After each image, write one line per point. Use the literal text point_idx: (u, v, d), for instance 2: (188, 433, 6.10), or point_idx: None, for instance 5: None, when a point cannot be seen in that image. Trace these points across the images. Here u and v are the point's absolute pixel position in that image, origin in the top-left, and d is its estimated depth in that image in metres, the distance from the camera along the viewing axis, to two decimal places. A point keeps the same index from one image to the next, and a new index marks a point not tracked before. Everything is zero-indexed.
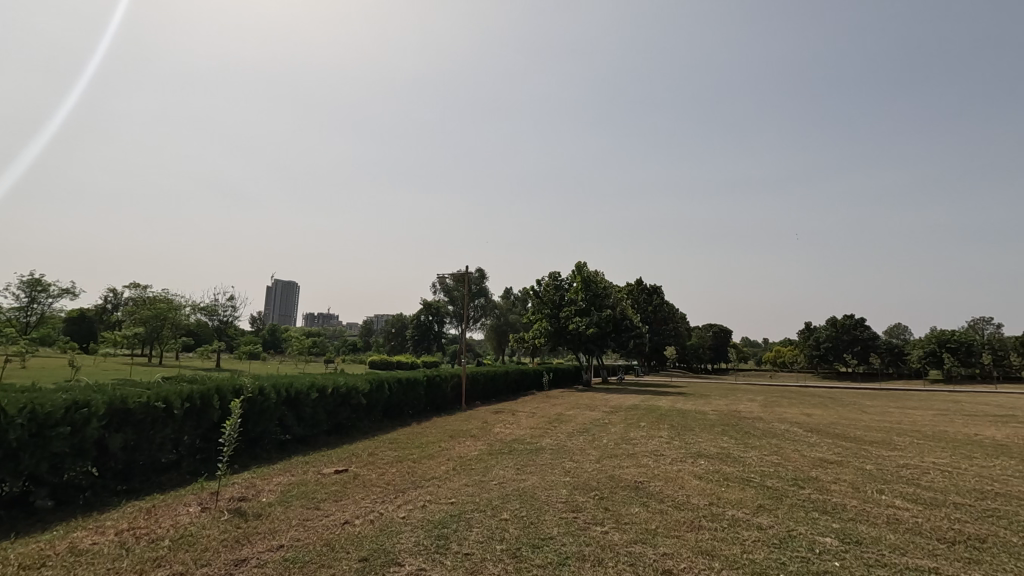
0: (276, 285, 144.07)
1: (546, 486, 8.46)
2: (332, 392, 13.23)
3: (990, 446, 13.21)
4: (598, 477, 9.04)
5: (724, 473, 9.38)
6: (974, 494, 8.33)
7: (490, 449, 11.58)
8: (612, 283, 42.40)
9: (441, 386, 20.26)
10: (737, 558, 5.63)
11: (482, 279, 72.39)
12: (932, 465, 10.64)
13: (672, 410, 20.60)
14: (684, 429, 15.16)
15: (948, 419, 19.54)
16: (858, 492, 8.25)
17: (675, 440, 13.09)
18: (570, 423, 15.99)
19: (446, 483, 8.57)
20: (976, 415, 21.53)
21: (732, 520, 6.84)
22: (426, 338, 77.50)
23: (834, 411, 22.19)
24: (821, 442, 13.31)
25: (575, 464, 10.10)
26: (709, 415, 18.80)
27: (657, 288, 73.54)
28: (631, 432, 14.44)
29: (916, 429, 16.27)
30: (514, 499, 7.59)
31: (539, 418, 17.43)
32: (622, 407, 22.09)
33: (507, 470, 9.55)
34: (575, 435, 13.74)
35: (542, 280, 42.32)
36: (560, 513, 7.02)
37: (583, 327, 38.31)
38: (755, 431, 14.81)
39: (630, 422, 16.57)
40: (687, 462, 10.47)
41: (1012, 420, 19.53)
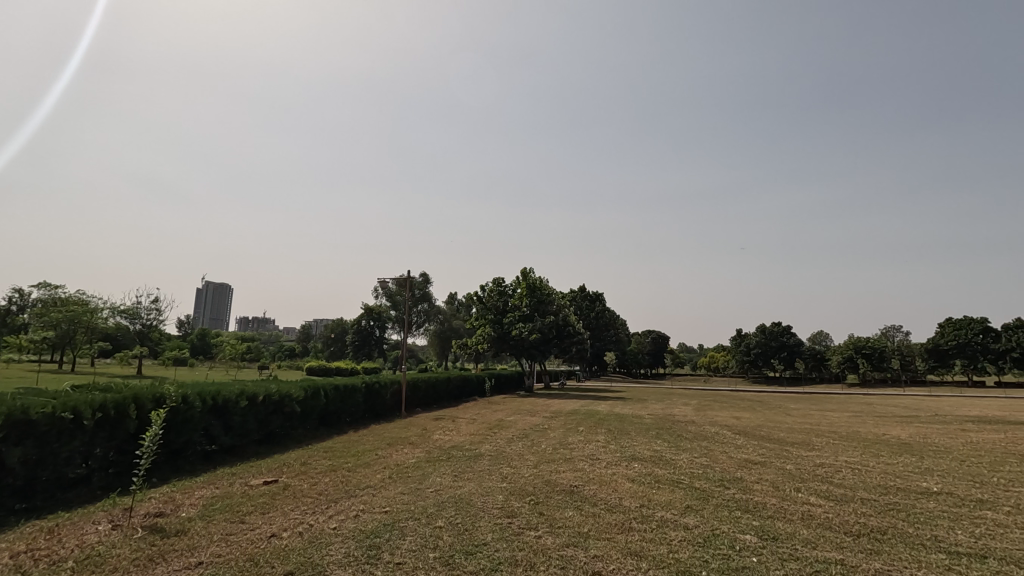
0: (207, 287, 136.61)
1: (483, 492, 8.46)
2: (264, 399, 12.69)
3: (896, 445, 14.36)
4: (534, 482, 9.12)
5: (656, 476, 9.69)
6: (880, 489, 9.00)
7: (428, 457, 11.43)
8: (555, 289, 42.94)
9: (380, 392, 19.84)
10: (663, 558, 5.84)
11: (426, 285, 71.56)
12: (845, 463, 11.44)
13: (609, 415, 21.05)
14: (620, 433, 15.54)
15: (861, 421, 21.05)
16: (776, 491, 8.74)
17: (612, 444, 13.44)
18: (510, 429, 16.05)
19: (381, 491, 8.40)
20: (884, 416, 23.27)
21: (660, 521, 7.09)
22: (367, 344, 75.79)
23: (760, 413, 23.45)
24: (746, 443, 14.02)
25: (513, 469, 10.15)
26: (645, 419, 19.37)
27: (599, 295, 74.97)
28: (569, 437, 14.68)
29: (833, 431, 17.37)
30: (449, 507, 7.54)
31: (480, 424, 17.40)
32: (562, 412, 22.38)
33: (444, 477, 9.48)
34: (514, 441, 13.80)
35: (486, 286, 42.22)
36: (495, 519, 7.04)
37: (526, 333, 38.63)
38: (687, 434, 15.40)
39: (569, 427, 16.78)
40: (621, 465, 10.76)
41: (915, 421, 21.27)
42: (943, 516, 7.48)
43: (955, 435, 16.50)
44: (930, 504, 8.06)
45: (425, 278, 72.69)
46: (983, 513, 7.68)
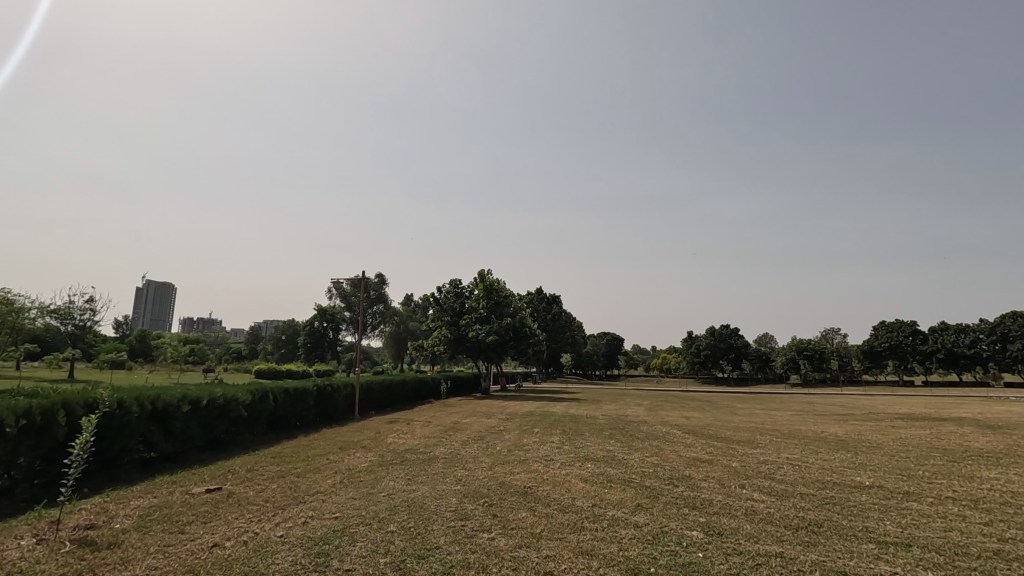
0: (147, 287, 129.67)
1: (436, 495, 8.39)
2: (208, 404, 12.18)
3: (832, 442, 15.14)
4: (489, 484, 9.12)
5: (608, 476, 9.86)
6: (818, 484, 9.46)
7: (381, 461, 11.26)
8: (513, 291, 43.13)
9: (333, 395, 19.36)
10: (613, 556, 5.95)
11: (382, 286, 70.50)
12: (786, 460, 11.97)
13: (564, 416, 21.28)
14: (574, 433, 15.73)
15: (802, 419, 22.10)
16: (722, 488, 9.05)
17: (566, 445, 13.60)
18: (465, 432, 16.00)
19: (330, 497, 8.20)
20: (823, 414, 24.50)
21: (611, 520, 7.22)
22: (319, 346, 73.84)
23: (708, 413, 24.24)
24: (695, 442, 14.47)
25: (467, 472, 10.13)
26: (599, 420, 19.67)
27: (556, 298, 75.78)
28: (524, 438, 14.77)
29: (776, 429, 18.14)
30: (401, 511, 7.44)
31: (435, 427, 17.24)
32: (518, 414, 22.47)
33: (397, 480, 9.35)
34: (469, 443, 13.76)
35: (443, 288, 41.92)
36: (448, 522, 6.99)
37: (482, 335, 38.60)
38: (639, 434, 15.76)
39: (524, 429, 16.85)
40: (575, 465, 10.90)
41: (851, 418, 22.50)
42: (872, 508, 7.94)
43: (886, 431, 17.54)
44: (863, 498, 8.53)
45: (381, 279, 71.66)
46: (909, 504, 8.20)
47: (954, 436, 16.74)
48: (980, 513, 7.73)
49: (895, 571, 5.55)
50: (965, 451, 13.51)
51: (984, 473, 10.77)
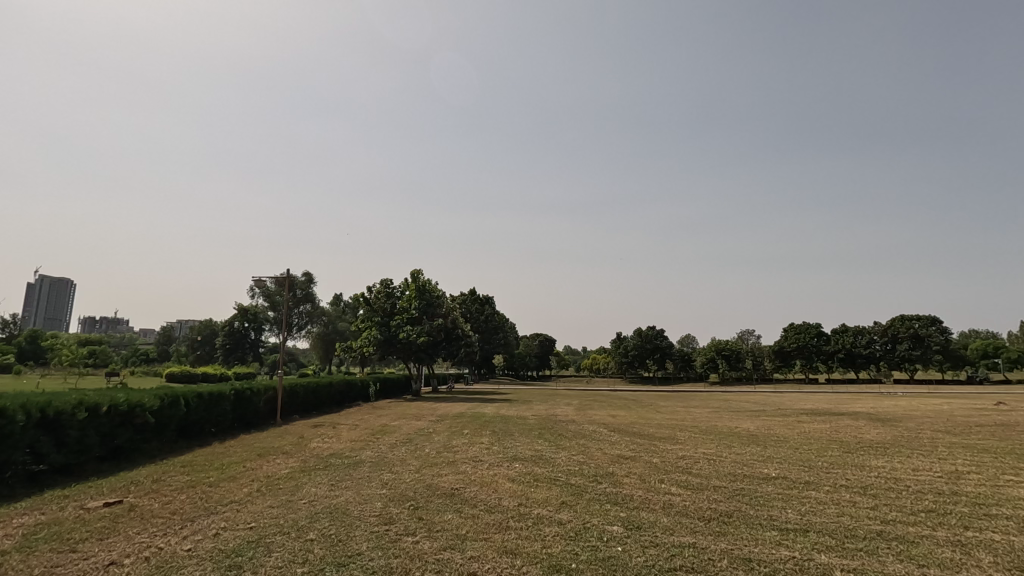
0: (42, 282, 118.53)
1: (361, 500, 8.19)
2: (109, 411, 11.26)
3: (745, 437, 16.09)
4: (416, 487, 9.02)
5: (534, 475, 10.01)
6: (730, 477, 10.06)
7: (302, 467, 10.83)
8: (445, 292, 42.84)
9: (252, 399, 18.37)
10: (536, 554, 6.04)
11: (309, 284, 68.02)
12: (702, 454, 12.62)
13: (494, 416, 21.40)
14: (504, 434, 15.82)
15: (719, 416, 23.31)
16: (643, 483, 9.42)
17: (494, 446, 13.65)
18: (393, 434, 15.69)
19: (246, 506, 7.81)
20: (737, 411, 26.08)
21: (536, 518, 7.34)
22: (240, 347, 69.96)
23: (634, 412, 25.07)
24: (620, 440, 14.95)
25: (394, 475, 9.95)
26: (529, 420, 19.85)
27: (489, 299, 76.17)
28: (454, 439, 14.72)
29: (695, 426, 19.05)
30: (323, 518, 7.20)
31: (362, 430, 16.78)
32: (449, 415, 22.27)
33: (319, 487, 9.03)
34: (396, 446, 13.52)
35: (373, 287, 40.92)
36: (372, 527, 6.85)
37: (414, 335, 38.04)
38: (567, 433, 16.07)
39: (454, 431, 16.74)
40: (502, 466, 10.98)
41: (761, 414, 24.11)
42: (777, 497, 8.55)
43: (792, 426, 18.88)
44: (770, 488, 9.16)
45: (307, 277, 69.10)
46: (808, 493, 8.89)
47: (849, 429, 18.33)
48: (868, 499, 8.51)
49: (793, 555, 6.01)
50: (859, 443, 14.74)
51: (872, 462, 11.88)
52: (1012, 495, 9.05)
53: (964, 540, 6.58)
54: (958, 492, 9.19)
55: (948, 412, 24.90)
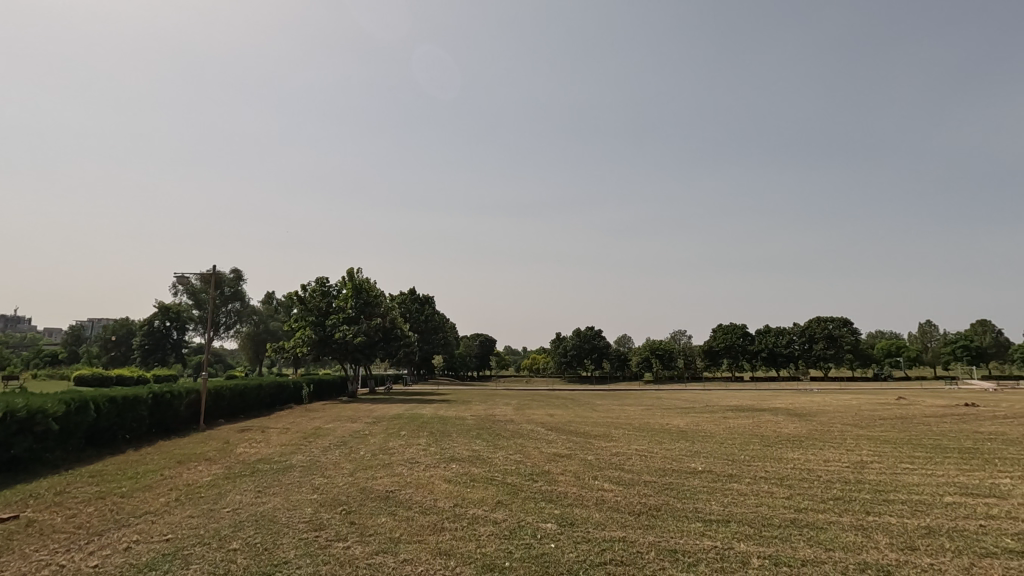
0: None
1: (290, 506, 7.90)
2: (6, 418, 10.31)
3: (676, 433, 16.74)
4: (349, 491, 8.78)
5: (471, 475, 10.00)
6: (660, 472, 10.47)
7: (227, 473, 10.30)
8: (383, 292, 42.03)
9: (173, 403, 17.30)
10: (471, 554, 6.04)
11: (238, 282, 64.87)
12: (634, 451, 13.04)
13: (433, 417, 21.21)
14: (441, 434, 15.71)
15: (653, 413, 24.07)
16: (577, 480, 9.61)
17: (432, 447, 13.52)
18: (326, 438, 15.22)
19: (164, 517, 7.36)
20: (668, 408, 27.10)
21: (471, 518, 7.33)
22: (160, 347, 65.64)
23: (571, 411, 25.53)
24: (556, 438, 15.19)
25: (326, 480, 9.64)
26: (467, 421, 19.80)
27: (429, 298, 75.56)
28: (390, 441, 14.48)
29: (629, 423, 19.64)
30: (248, 526, 6.89)
31: (292, 434, 16.15)
32: (385, 417, 21.82)
33: (245, 494, 8.62)
34: (330, 449, 13.11)
35: (308, 286, 39.55)
36: (301, 534, 6.63)
37: (350, 336, 37.05)
38: (505, 433, 16.16)
39: (391, 432, 16.48)
40: (439, 467, 10.89)
41: (690, 411, 25.21)
42: (702, 490, 8.96)
43: (719, 422, 19.80)
44: (696, 482, 9.60)
45: (236, 274, 65.82)
46: (731, 485, 9.38)
47: (769, 424, 19.49)
48: (784, 489, 9.09)
49: (715, 545, 6.31)
50: (778, 437, 15.72)
51: (788, 455, 12.70)
52: (907, 481, 9.94)
53: (866, 525, 7.16)
54: (862, 480, 10.00)
55: (856, 407, 26.99)
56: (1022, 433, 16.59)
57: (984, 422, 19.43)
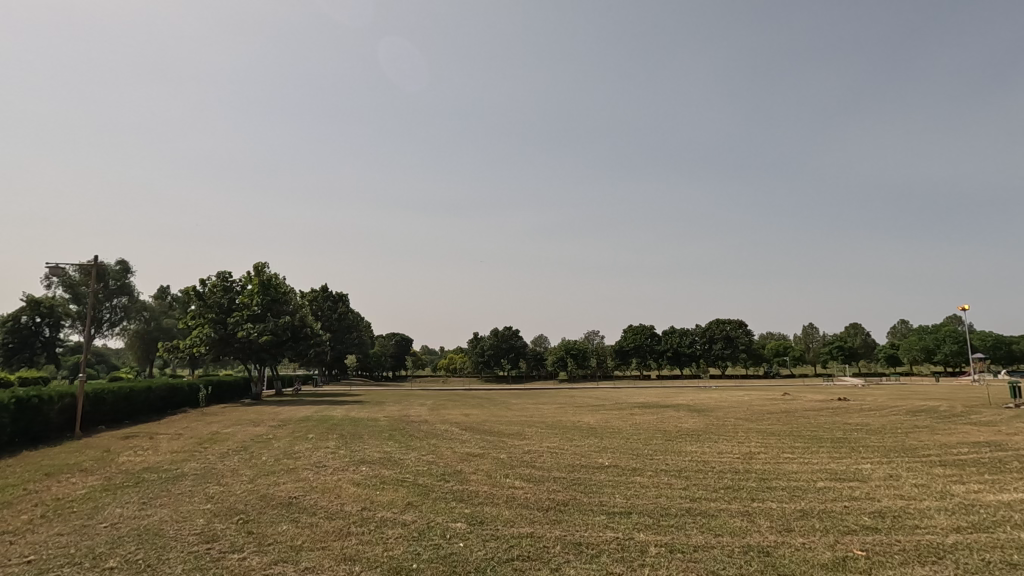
0: None
1: (180, 517, 7.33)
2: None
3: (587, 430, 17.32)
4: (247, 499, 8.28)
5: (381, 477, 9.77)
6: (569, 468, 10.80)
7: (106, 485, 9.36)
8: (292, 288, 40.03)
9: (42, 408, 15.47)
10: (377, 558, 5.91)
11: (125, 274, 59.19)
12: (545, 448, 13.35)
13: (343, 419, 20.48)
14: (351, 437, 15.20)
15: (565, 411, 24.74)
16: (488, 479, 9.69)
17: (340, 450, 13.08)
18: (225, 443, 14.23)
19: (26, 537, 6.54)
20: (580, 406, 27.97)
21: (379, 521, 7.17)
22: (29, 347, 58.33)
23: (486, 410, 25.68)
24: (470, 438, 15.20)
25: (222, 487, 9.04)
26: (380, 422, 19.33)
27: (343, 295, 73.15)
28: (295, 445, 13.82)
29: (543, 421, 20.04)
30: (129, 541, 6.31)
31: (186, 440, 14.96)
32: (292, 420, 20.74)
33: (126, 507, 7.85)
34: (228, 456, 12.27)
35: (208, 280, 36.82)
36: (190, 547, 6.17)
37: (255, 335, 34.91)
38: (418, 433, 15.95)
39: (297, 435, 15.74)
40: (348, 470, 10.55)
41: (600, 408, 26.17)
42: (607, 484, 9.35)
43: (627, 419, 20.73)
44: (602, 476, 10.01)
45: (123, 266, 60.00)
46: (634, 479, 9.87)
47: (672, 419, 20.63)
48: (681, 480, 9.70)
49: (617, 536, 6.62)
50: (679, 432, 16.72)
51: (687, 448, 13.53)
52: (786, 469, 10.97)
53: (750, 510, 7.81)
54: (750, 469, 10.90)
55: (747, 402, 29.25)
56: (881, 423, 18.82)
57: (853, 415, 21.77)
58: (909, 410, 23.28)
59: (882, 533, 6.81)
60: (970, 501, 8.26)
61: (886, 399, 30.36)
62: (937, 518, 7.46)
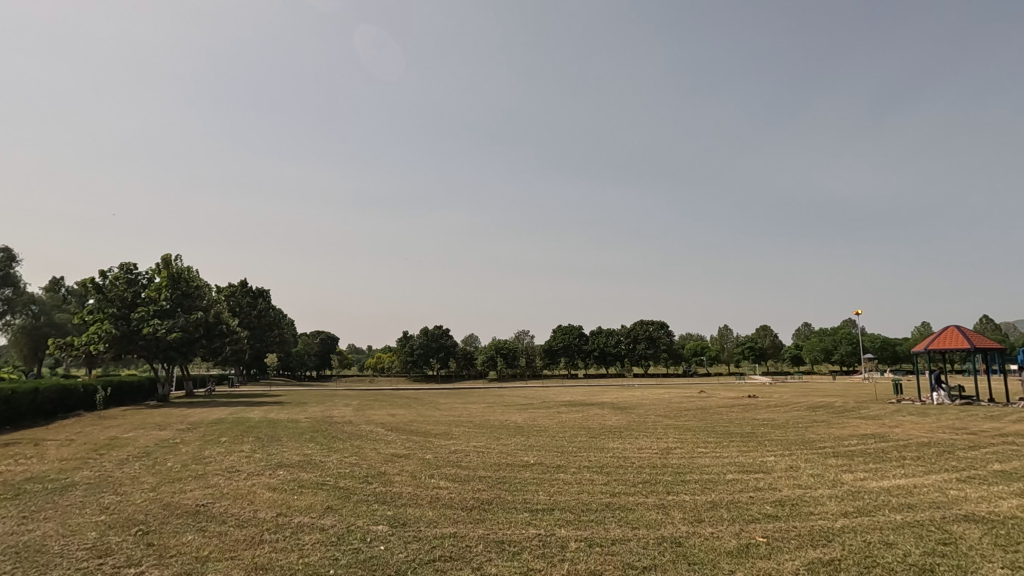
0: None
1: (67, 531, 6.68)
2: None
3: (514, 429, 17.45)
4: (148, 508, 7.68)
5: (300, 481, 9.40)
6: (495, 467, 10.86)
7: None
8: (206, 282, 37.57)
9: None
10: (291, 565, 5.67)
11: (9, 264, 53.33)
12: (472, 447, 13.33)
13: (260, 421, 19.46)
14: (268, 440, 14.47)
15: (494, 410, 24.84)
16: (413, 480, 9.56)
17: (256, 454, 12.41)
18: (124, 449, 13.12)
19: None
20: (508, 405, 28.14)
21: (296, 527, 6.90)
22: None
23: (413, 409, 25.29)
24: (395, 439, 14.90)
25: (119, 497, 8.32)
26: (300, 423, 18.53)
27: (264, 291, 69.77)
28: (205, 449, 12.96)
29: (471, 421, 19.99)
30: (3, 562, 5.66)
31: (77, 447, 13.61)
32: (203, 423, 19.44)
33: (1, 522, 7.05)
34: (127, 463, 11.32)
35: (108, 272, 33.83)
36: (78, 563, 5.63)
37: (162, 332, 32.48)
38: (341, 435, 15.44)
39: (208, 439, 14.79)
40: (263, 474, 10.05)
41: (528, 407, 26.43)
42: (532, 482, 9.50)
43: (554, 417, 21.11)
44: (527, 474, 10.15)
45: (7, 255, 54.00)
46: (558, 475, 10.09)
47: (595, 417, 21.27)
48: (602, 476, 10.03)
49: (539, 533, 6.73)
50: (603, 429, 17.20)
51: (609, 445, 13.97)
52: (700, 463, 11.59)
53: (665, 503, 8.19)
54: (667, 464, 11.41)
55: (667, 400, 30.57)
56: (785, 418, 20.26)
57: (761, 411, 23.32)
58: (810, 405, 25.20)
59: (781, 520, 7.36)
60: (857, 489, 9.09)
61: (791, 396, 32.55)
62: (828, 503, 8.18)
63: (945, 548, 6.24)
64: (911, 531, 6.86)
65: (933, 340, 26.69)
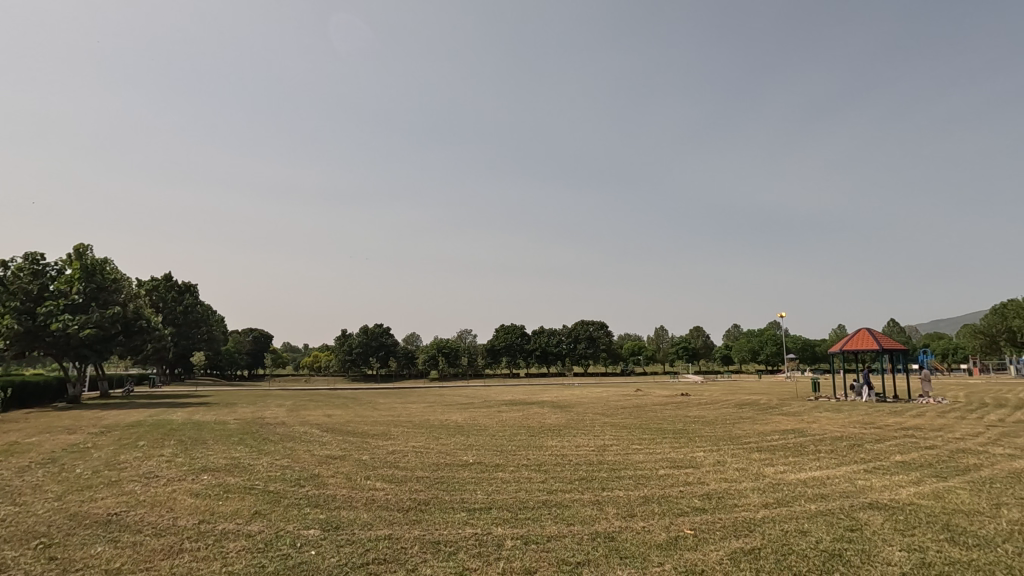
0: None
1: None
2: None
3: (454, 428, 17.32)
4: (51, 520, 7.06)
5: (226, 485, 8.94)
6: (434, 466, 10.75)
7: None
8: (125, 275, 35.08)
9: None
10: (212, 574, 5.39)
11: None
12: (410, 448, 13.13)
13: (183, 423, 18.38)
14: (192, 443, 13.67)
15: (434, 410, 24.58)
16: (348, 481, 9.31)
17: (178, 458, 11.69)
18: (26, 455, 12.02)
19: None
20: (448, 404, 27.94)
21: (220, 534, 6.56)
22: None
23: (350, 409, 24.65)
24: (330, 439, 14.45)
25: (19, 508, 7.62)
26: (228, 425, 17.63)
27: (190, 286, 65.94)
28: (120, 454, 12.09)
29: (409, 420, 19.69)
30: None
31: None
32: (119, 426, 18.12)
33: None
34: (29, 470, 10.38)
35: (10, 262, 30.93)
36: None
37: (73, 327, 30.03)
38: (272, 436, 14.83)
39: (123, 443, 13.80)
40: (185, 480, 9.48)
41: (468, 406, 26.37)
42: (470, 481, 9.47)
43: (494, 416, 21.15)
44: (465, 474, 10.10)
45: None
46: (496, 474, 10.11)
47: (535, 415, 21.51)
48: (540, 474, 10.14)
49: (476, 532, 6.72)
50: (542, 428, 17.39)
51: (548, 443, 14.13)
52: (634, 459, 11.95)
53: (600, 499, 8.38)
54: (604, 461, 11.66)
55: (605, 398, 31.25)
56: (714, 415, 21.20)
57: (692, 408, 24.30)
58: (738, 403, 26.49)
59: (708, 513, 7.70)
60: (777, 481, 9.66)
61: (720, 394, 34.08)
62: (751, 495, 8.64)
63: (852, 534, 6.74)
64: (823, 519, 7.36)
65: (846, 341, 28.72)
